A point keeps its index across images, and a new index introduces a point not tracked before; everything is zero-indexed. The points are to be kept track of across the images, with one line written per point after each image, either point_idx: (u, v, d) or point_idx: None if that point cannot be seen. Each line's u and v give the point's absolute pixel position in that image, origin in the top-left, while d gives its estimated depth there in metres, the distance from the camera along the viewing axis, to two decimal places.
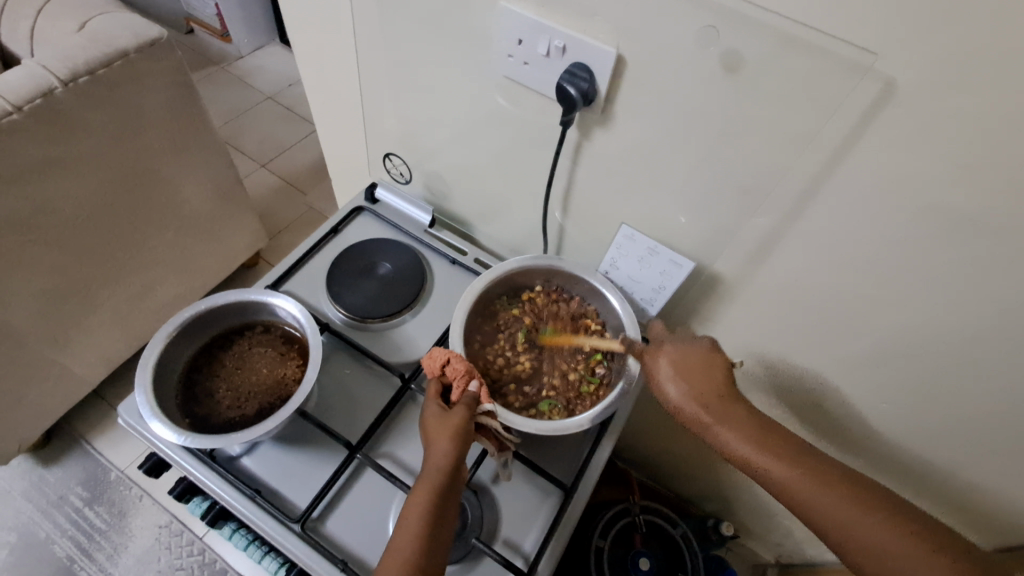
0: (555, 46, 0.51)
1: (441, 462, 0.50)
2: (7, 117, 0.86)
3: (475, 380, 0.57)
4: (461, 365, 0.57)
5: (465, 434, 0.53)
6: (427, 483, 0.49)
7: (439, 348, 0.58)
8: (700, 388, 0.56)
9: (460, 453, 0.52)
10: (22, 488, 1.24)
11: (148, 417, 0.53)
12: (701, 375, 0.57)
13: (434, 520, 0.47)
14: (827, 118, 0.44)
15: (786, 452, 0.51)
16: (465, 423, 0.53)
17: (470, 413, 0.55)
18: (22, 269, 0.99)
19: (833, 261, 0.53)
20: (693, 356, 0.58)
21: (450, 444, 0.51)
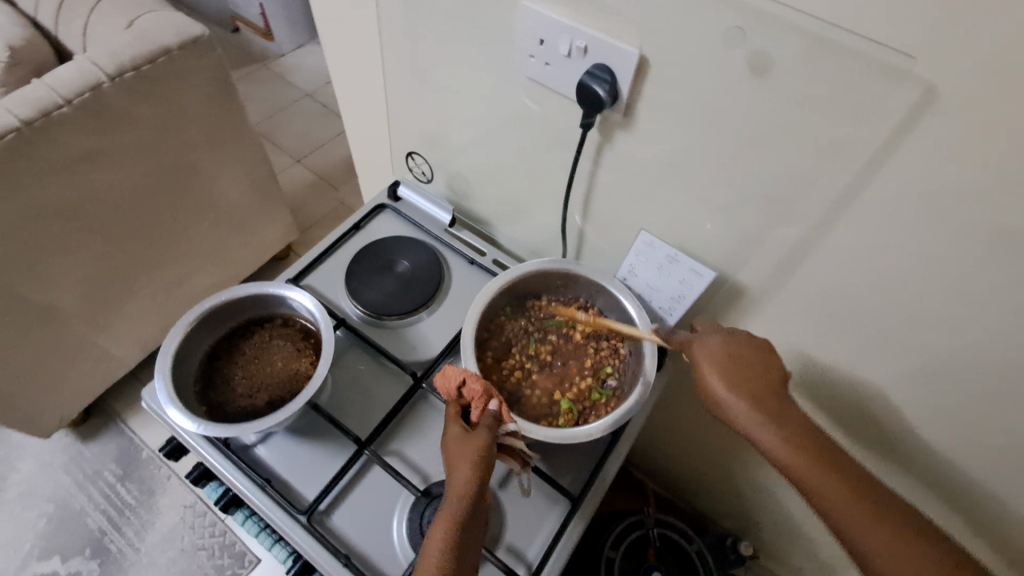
0: (577, 46, 0.50)
1: (463, 485, 0.49)
2: (58, 109, 0.91)
3: (494, 399, 0.56)
4: (478, 387, 0.56)
5: (488, 457, 0.51)
6: (450, 509, 0.47)
7: (453, 366, 0.56)
8: (742, 385, 0.54)
9: (484, 476, 0.50)
10: (62, 461, 1.30)
11: (165, 403, 0.55)
12: (746, 370, 0.55)
13: (459, 547, 0.45)
14: (861, 126, 0.42)
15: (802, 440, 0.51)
16: (487, 444, 0.51)
17: (493, 433, 0.53)
18: (68, 254, 1.04)
19: (864, 276, 0.51)
20: (740, 350, 0.56)
21: (472, 466, 0.50)
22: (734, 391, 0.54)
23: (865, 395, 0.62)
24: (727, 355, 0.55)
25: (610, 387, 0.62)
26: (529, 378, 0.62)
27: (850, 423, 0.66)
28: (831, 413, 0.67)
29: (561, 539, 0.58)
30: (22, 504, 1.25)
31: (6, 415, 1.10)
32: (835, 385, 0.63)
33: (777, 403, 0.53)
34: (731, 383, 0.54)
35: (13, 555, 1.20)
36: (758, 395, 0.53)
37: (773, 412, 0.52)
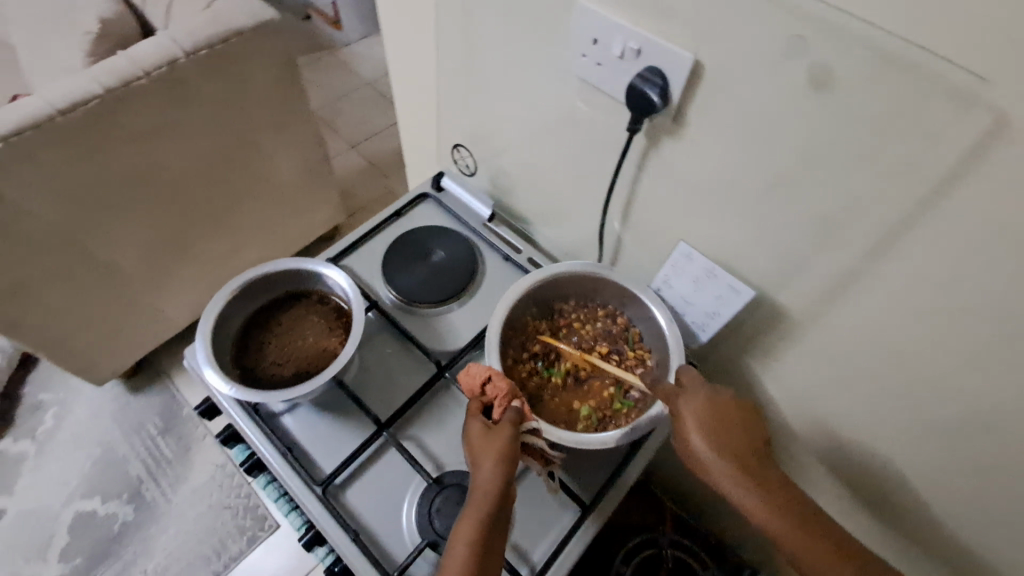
0: (630, 48, 0.49)
1: (486, 487, 0.49)
2: (137, 81, 0.97)
3: (517, 400, 0.56)
4: (503, 385, 0.55)
5: (513, 456, 0.51)
6: (475, 507, 0.48)
7: (478, 365, 0.57)
8: (727, 444, 0.52)
9: (507, 476, 0.50)
10: (112, 409, 1.40)
11: (203, 364, 0.58)
12: (728, 428, 0.53)
13: (483, 549, 0.46)
14: (925, 149, 0.39)
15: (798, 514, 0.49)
16: (510, 443, 0.51)
17: (517, 430, 0.52)
18: (134, 216, 1.11)
19: (916, 309, 0.47)
20: (724, 406, 0.54)
21: (496, 467, 0.49)
22: (721, 451, 0.51)
23: (907, 438, 0.58)
24: (712, 411, 0.54)
25: (633, 397, 0.61)
26: (550, 381, 0.62)
27: (888, 465, 0.62)
28: (867, 452, 0.63)
29: (566, 545, 0.57)
30: (73, 444, 1.34)
31: (67, 361, 1.19)
32: (875, 424, 0.60)
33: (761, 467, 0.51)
34: (716, 441, 0.52)
35: (61, 490, 1.29)
36: (743, 456, 0.51)
37: (759, 476, 0.50)
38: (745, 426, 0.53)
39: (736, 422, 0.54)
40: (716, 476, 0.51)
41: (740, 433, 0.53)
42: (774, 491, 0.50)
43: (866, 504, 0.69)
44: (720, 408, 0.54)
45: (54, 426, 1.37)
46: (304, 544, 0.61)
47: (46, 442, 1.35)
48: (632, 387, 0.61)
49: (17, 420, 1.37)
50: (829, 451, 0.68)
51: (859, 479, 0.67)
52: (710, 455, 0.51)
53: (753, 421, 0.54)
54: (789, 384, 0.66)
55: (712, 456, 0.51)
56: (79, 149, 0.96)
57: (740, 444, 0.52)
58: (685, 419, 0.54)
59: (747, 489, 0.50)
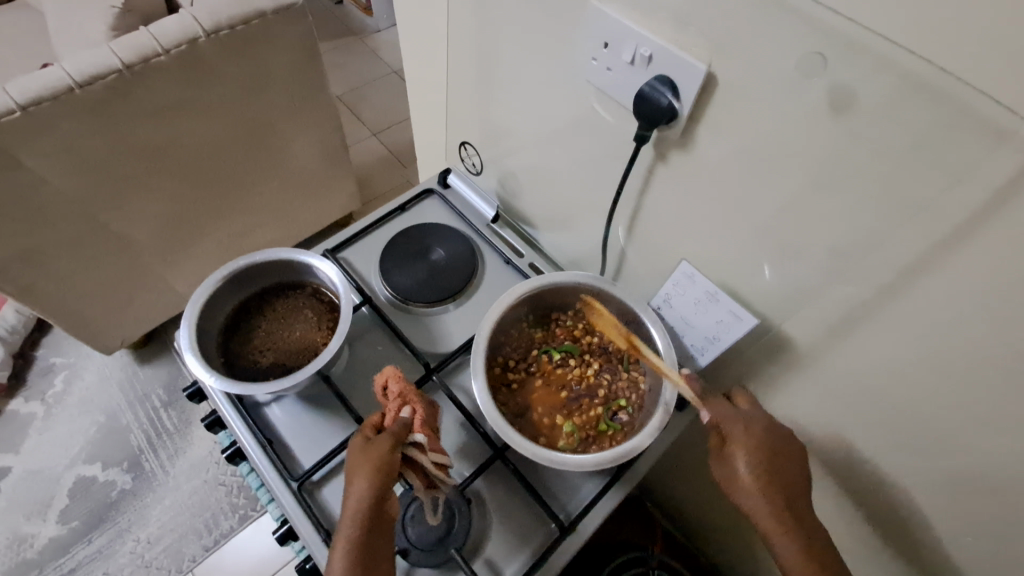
0: (641, 54, 0.46)
1: (358, 496, 0.47)
2: (156, 57, 0.97)
3: (408, 407, 0.53)
4: (398, 388, 0.54)
5: (387, 469, 0.49)
6: (347, 529, 0.47)
7: (387, 365, 0.56)
8: (773, 479, 0.50)
9: (379, 492, 0.48)
10: (119, 378, 1.42)
11: (185, 349, 0.57)
12: (774, 454, 0.52)
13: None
14: (949, 187, 0.36)
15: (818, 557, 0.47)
16: (386, 453, 0.49)
17: (396, 442, 0.50)
18: (146, 191, 1.12)
19: (930, 353, 0.44)
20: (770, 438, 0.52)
21: (369, 476, 0.48)
22: (760, 478, 0.50)
23: (908, 484, 0.55)
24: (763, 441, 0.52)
25: (621, 419, 0.59)
26: (537, 394, 0.60)
27: (888, 510, 0.59)
28: (869, 495, 0.60)
29: (541, 564, 0.55)
30: (79, 409, 1.37)
31: (76, 328, 1.21)
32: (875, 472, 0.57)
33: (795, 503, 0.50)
34: (759, 465, 0.50)
35: (63, 453, 1.32)
36: (781, 486, 0.50)
37: (793, 510, 0.49)
38: (790, 462, 0.52)
39: (780, 453, 0.52)
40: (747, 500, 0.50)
41: (783, 462, 0.51)
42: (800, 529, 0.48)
43: (866, 545, 0.66)
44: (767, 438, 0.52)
45: (62, 390, 1.39)
46: (278, 537, 0.60)
47: (53, 405, 1.37)
48: (620, 410, 0.59)
49: (28, 381, 1.40)
50: (828, 488, 0.65)
51: (859, 520, 0.64)
52: (749, 478, 0.50)
53: (798, 453, 0.53)
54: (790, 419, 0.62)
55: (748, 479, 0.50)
56: (96, 122, 0.97)
57: (782, 473, 0.51)
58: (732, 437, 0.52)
59: (777, 519, 0.48)
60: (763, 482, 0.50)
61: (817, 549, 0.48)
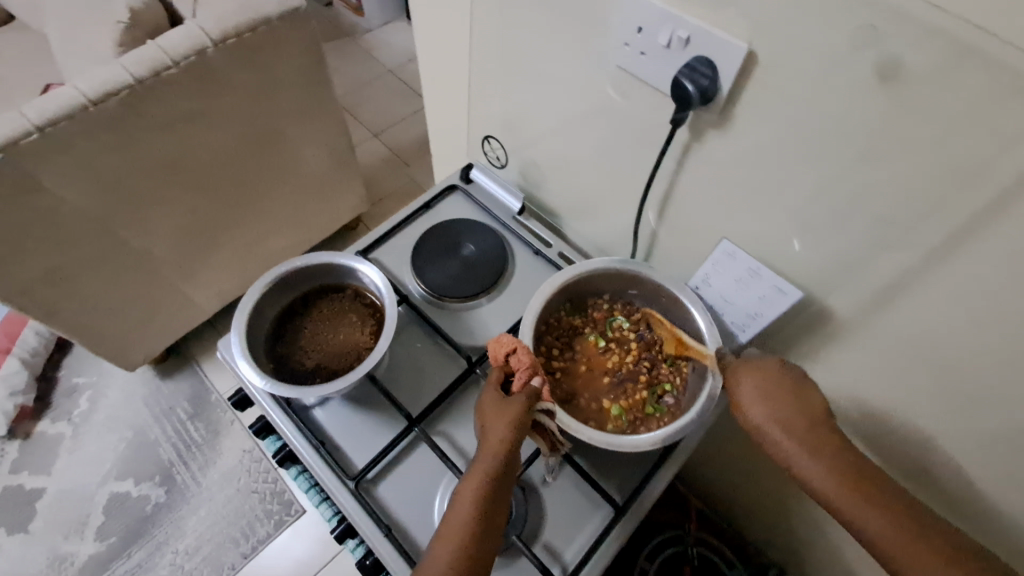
0: (678, 37, 0.47)
1: (496, 450, 0.48)
2: (166, 70, 0.97)
3: (538, 376, 0.54)
4: (527, 358, 0.54)
5: (521, 426, 0.49)
6: (478, 474, 0.46)
7: (508, 334, 0.56)
8: (771, 396, 0.51)
9: (513, 446, 0.48)
10: (143, 394, 1.43)
11: (238, 356, 0.58)
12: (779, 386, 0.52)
13: (481, 520, 0.44)
14: (1000, 150, 0.37)
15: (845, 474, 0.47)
16: (523, 412, 0.50)
17: (529, 404, 0.51)
18: (161, 205, 1.12)
19: (976, 318, 0.45)
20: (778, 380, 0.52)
21: (507, 433, 0.48)
22: (764, 409, 0.51)
23: (950, 449, 0.56)
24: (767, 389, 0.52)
25: (666, 398, 0.60)
26: (583, 379, 0.62)
27: (931, 477, 0.60)
28: (912, 464, 0.61)
29: (600, 545, 0.57)
30: (106, 427, 1.38)
31: (101, 346, 1.21)
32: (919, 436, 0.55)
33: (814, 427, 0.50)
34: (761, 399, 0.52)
35: (95, 471, 1.33)
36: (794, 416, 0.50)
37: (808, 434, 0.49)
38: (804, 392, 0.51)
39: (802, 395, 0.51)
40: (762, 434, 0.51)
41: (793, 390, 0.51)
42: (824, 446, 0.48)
43: None
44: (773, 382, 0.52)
45: (88, 409, 1.40)
46: (336, 536, 0.61)
47: (81, 424, 1.38)
48: (665, 394, 0.60)
49: (53, 403, 1.41)
50: None
51: None
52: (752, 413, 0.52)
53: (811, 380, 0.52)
54: (830, 390, 0.63)
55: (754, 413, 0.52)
56: (111, 139, 0.97)
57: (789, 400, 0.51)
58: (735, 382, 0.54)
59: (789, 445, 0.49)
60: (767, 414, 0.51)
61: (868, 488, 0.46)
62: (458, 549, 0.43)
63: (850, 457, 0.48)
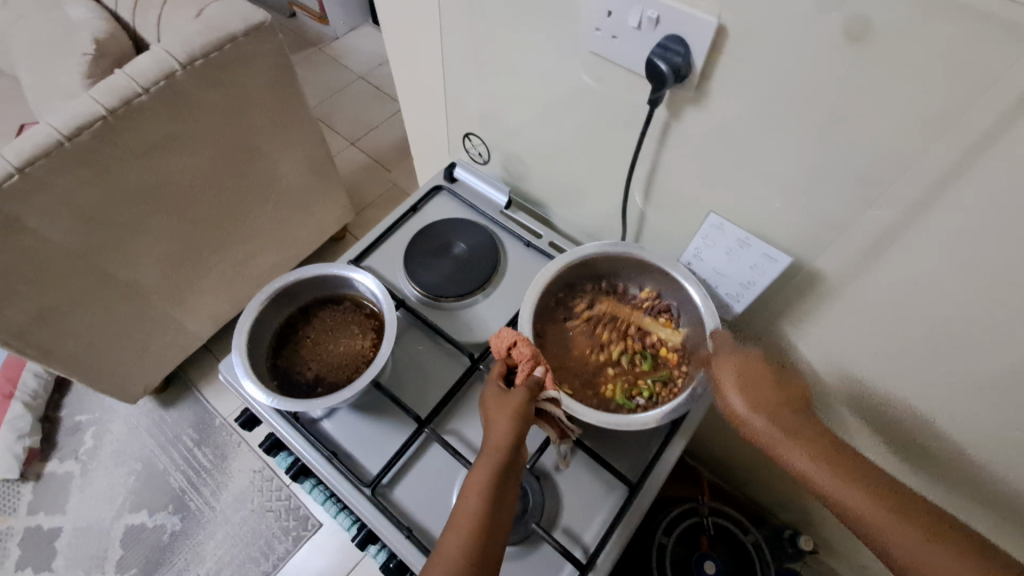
0: (648, 17, 0.48)
1: (497, 442, 0.48)
2: (138, 98, 0.96)
3: (541, 366, 0.55)
4: (528, 350, 0.55)
5: (525, 414, 0.50)
6: (486, 461, 0.47)
7: (507, 328, 0.57)
8: (754, 393, 0.55)
9: (520, 432, 0.49)
10: (147, 425, 1.42)
11: (242, 376, 0.58)
12: (756, 386, 0.55)
13: (492, 504, 0.45)
14: (972, 100, 0.38)
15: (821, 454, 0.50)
16: (527, 401, 0.51)
17: (532, 393, 0.52)
18: (147, 234, 1.11)
19: (963, 265, 0.46)
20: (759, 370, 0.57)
21: (510, 421, 0.49)
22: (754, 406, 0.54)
23: (949, 394, 0.57)
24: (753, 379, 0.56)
25: (636, 404, 0.59)
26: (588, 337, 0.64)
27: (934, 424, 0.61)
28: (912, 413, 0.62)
29: (618, 524, 0.57)
30: (115, 461, 1.37)
31: (99, 381, 1.20)
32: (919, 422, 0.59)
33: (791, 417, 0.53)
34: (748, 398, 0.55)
35: (108, 506, 1.32)
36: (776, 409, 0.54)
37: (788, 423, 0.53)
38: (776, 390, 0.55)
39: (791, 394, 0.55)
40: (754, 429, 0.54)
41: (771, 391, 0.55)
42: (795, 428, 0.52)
43: None
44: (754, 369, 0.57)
45: (93, 446, 1.39)
46: (357, 543, 0.62)
47: (89, 461, 1.37)
48: (640, 397, 0.60)
49: (58, 442, 1.39)
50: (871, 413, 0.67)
51: None
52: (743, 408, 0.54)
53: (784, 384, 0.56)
54: (827, 350, 0.65)
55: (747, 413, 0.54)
56: (90, 172, 0.96)
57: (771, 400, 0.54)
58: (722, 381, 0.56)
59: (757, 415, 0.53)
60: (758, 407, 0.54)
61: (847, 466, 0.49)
62: (463, 543, 0.43)
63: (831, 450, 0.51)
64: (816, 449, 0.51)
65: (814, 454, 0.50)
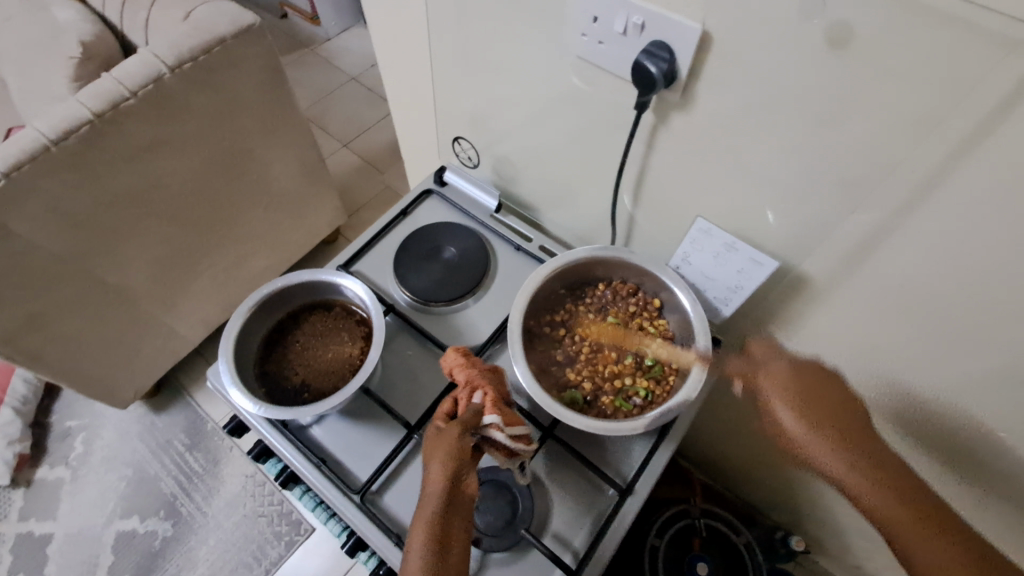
0: (633, 23, 0.48)
1: (435, 484, 0.47)
2: (125, 101, 0.95)
3: (478, 392, 0.55)
4: (463, 379, 0.56)
5: (460, 446, 0.49)
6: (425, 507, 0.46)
7: (449, 358, 0.59)
8: (809, 406, 0.57)
9: (455, 467, 0.48)
10: (138, 430, 1.41)
11: (229, 385, 0.58)
12: (815, 397, 0.57)
13: (437, 551, 0.43)
14: (953, 106, 0.38)
15: (870, 460, 0.51)
16: (459, 434, 0.50)
17: (465, 423, 0.51)
18: (137, 238, 1.10)
19: (947, 268, 0.47)
20: (813, 381, 0.59)
21: (443, 457, 0.48)
22: (806, 421, 0.56)
23: (936, 396, 0.57)
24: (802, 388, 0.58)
25: (632, 405, 0.59)
26: (580, 338, 0.64)
27: None
28: None
29: (608, 530, 0.57)
30: (106, 467, 1.36)
31: (88, 387, 1.19)
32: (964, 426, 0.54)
33: (855, 432, 0.53)
34: (799, 412, 0.57)
35: (99, 512, 1.31)
36: (834, 424, 0.54)
37: (845, 433, 0.53)
38: (837, 404, 0.56)
39: (851, 407, 0.56)
40: (806, 441, 0.55)
41: (831, 401, 0.57)
42: (854, 439, 0.53)
43: None
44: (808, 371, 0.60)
45: (84, 451, 1.38)
46: (347, 551, 0.61)
47: (79, 467, 1.36)
48: (634, 398, 0.60)
49: (48, 448, 1.38)
50: None
51: None
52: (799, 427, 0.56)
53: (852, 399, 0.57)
54: None
55: (803, 431, 0.56)
56: (77, 176, 0.95)
57: (832, 410, 0.56)
58: (772, 397, 0.60)
59: (809, 429, 0.55)
60: (806, 421, 0.56)
61: (896, 480, 0.50)
62: None
63: (882, 467, 0.51)
64: (868, 462, 0.51)
65: (859, 467, 0.51)
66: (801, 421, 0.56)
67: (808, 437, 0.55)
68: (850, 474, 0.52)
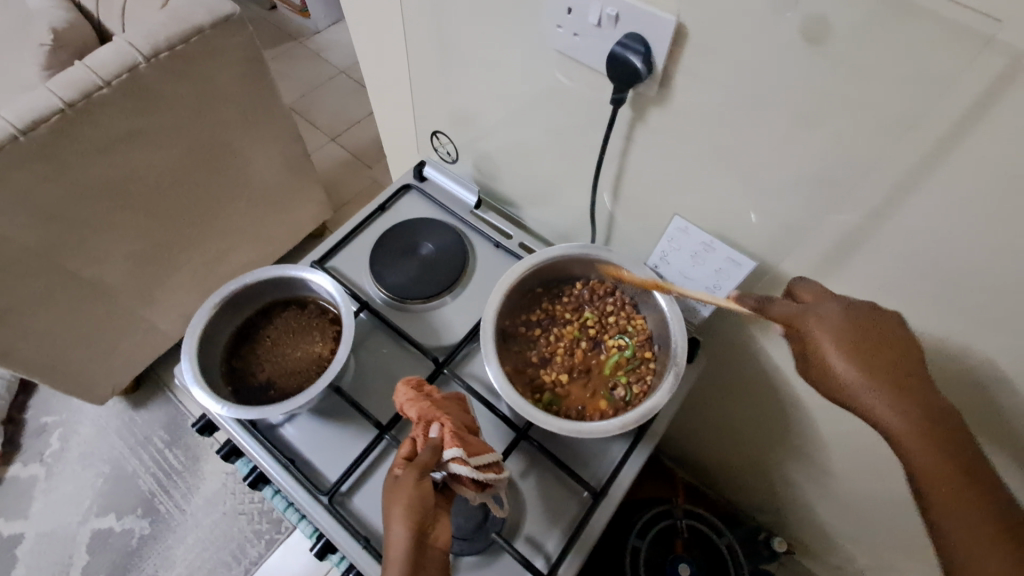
0: (607, 15, 0.47)
1: (398, 544, 0.44)
2: (98, 91, 0.93)
3: (434, 425, 0.52)
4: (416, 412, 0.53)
5: (420, 495, 0.46)
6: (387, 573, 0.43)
7: (400, 391, 0.56)
8: (870, 357, 0.45)
9: (417, 521, 0.45)
10: (116, 426, 1.38)
11: (191, 383, 0.56)
12: (870, 339, 0.46)
13: None
14: (929, 106, 0.37)
15: (940, 444, 0.42)
16: (417, 480, 0.47)
17: (423, 466, 0.48)
18: (113, 231, 1.07)
19: (925, 270, 0.46)
20: (867, 318, 0.47)
21: (401, 510, 0.45)
22: (867, 375, 0.44)
23: None
24: (852, 329, 0.46)
25: (608, 405, 0.58)
26: (557, 338, 0.63)
27: None
28: None
29: (581, 533, 0.56)
30: (82, 463, 1.34)
31: (63, 382, 1.17)
32: None
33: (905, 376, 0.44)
34: (861, 364, 0.45)
35: (74, 510, 1.28)
36: (893, 370, 0.44)
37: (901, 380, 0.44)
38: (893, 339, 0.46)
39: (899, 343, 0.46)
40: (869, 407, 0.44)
41: (890, 345, 0.45)
42: (900, 381, 0.44)
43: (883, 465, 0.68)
44: (863, 319, 0.47)
45: (60, 448, 1.35)
46: (316, 553, 0.60)
47: (54, 464, 1.34)
48: (610, 398, 0.59)
49: (22, 445, 1.35)
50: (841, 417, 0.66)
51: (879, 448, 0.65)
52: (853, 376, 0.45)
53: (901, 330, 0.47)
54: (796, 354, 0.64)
55: (858, 381, 0.45)
56: (49, 168, 0.93)
57: (889, 356, 0.45)
58: (817, 339, 0.47)
59: (889, 406, 0.43)
60: (881, 382, 0.44)
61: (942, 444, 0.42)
62: None
63: (935, 428, 0.43)
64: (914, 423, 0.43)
65: (908, 423, 0.43)
66: (873, 381, 0.44)
67: (864, 399, 0.44)
68: (896, 423, 0.43)
